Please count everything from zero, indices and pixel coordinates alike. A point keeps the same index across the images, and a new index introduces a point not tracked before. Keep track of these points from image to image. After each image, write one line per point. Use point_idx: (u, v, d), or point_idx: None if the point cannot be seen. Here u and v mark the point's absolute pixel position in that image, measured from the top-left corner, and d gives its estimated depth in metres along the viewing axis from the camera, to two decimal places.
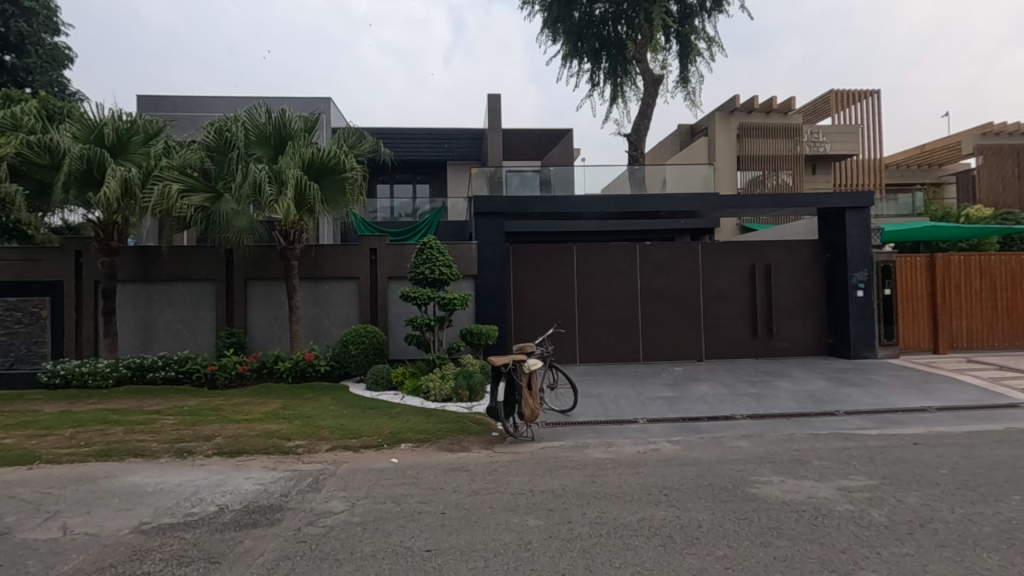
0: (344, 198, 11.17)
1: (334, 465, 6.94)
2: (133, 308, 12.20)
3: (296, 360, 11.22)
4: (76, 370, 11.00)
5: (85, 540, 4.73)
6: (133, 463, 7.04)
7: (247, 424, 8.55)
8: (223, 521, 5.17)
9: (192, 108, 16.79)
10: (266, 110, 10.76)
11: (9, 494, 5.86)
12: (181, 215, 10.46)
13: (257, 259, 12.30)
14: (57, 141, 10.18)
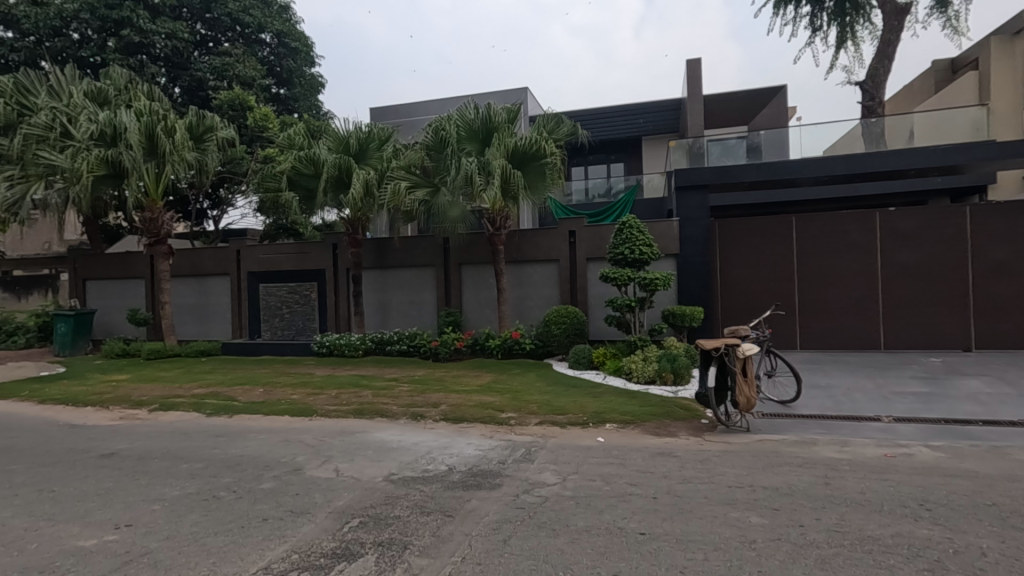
0: (544, 182, 11.60)
1: (543, 439, 7.28)
2: (374, 291, 14.38)
3: (504, 337, 12.06)
4: (336, 342, 13.39)
5: (352, 482, 5.75)
6: (380, 421, 8.32)
7: (466, 394, 9.46)
8: (453, 480, 5.81)
9: (412, 114, 19.00)
10: (474, 106, 11.59)
11: (299, 438, 7.41)
12: (408, 209, 11.92)
13: (469, 245, 13.46)
14: (318, 153, 12.36)
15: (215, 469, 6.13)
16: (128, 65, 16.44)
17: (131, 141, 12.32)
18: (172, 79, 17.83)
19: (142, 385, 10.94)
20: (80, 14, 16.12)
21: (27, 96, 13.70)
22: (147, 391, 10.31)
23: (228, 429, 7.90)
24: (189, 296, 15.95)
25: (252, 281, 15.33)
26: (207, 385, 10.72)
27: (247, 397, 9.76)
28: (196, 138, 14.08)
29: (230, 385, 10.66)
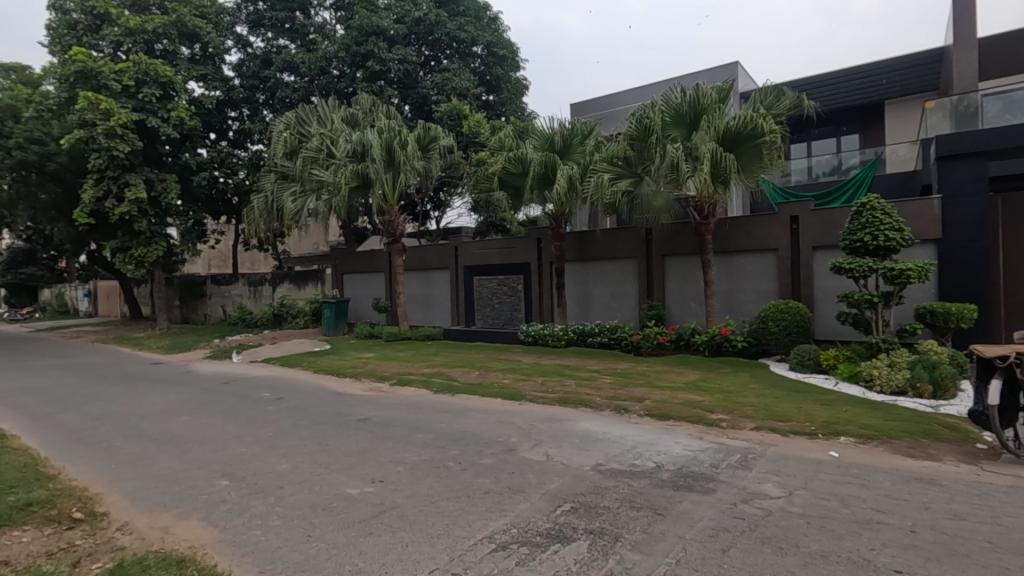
0: (760, 164, 10.63)
1: (761, 446, 6.64)
2: (576, 284, 14.73)
3: (712, 333, 11.33)
4: (540, 332, 14.07)
5: (562, 467, 5.96)
6: (584, 410, 8.48)
7: (671, 391, 9.12)
8: (662, 478, 5.65)
9: (612, 105, 18.94)
10: (681, 89, 10.96)
11: (511, 420, 7.96)
12: (611, 201, 11.86)
13: (673, 236, 12.92)
14: (526, 153, 13.04)
15: (444, 441, 6.93)
16: (372, 91, 19.25)
17: (375, 156, 14.51)
18: (403, 99, 20.51)
19: (385, 362, 12.90)
20: (338, 53, 19.23)
21: (304, 126, 16.97)
22: (388, 368, 12.14)
23: (451, 406, 8.87)
24: (417, 288, 18.29)
25: (467, 274, 16.92)
26: (433, 366, 12.19)
27: (465, 379, 10.84)
28: (423, 148, 16.03)
29: (452, 367, 11.96)
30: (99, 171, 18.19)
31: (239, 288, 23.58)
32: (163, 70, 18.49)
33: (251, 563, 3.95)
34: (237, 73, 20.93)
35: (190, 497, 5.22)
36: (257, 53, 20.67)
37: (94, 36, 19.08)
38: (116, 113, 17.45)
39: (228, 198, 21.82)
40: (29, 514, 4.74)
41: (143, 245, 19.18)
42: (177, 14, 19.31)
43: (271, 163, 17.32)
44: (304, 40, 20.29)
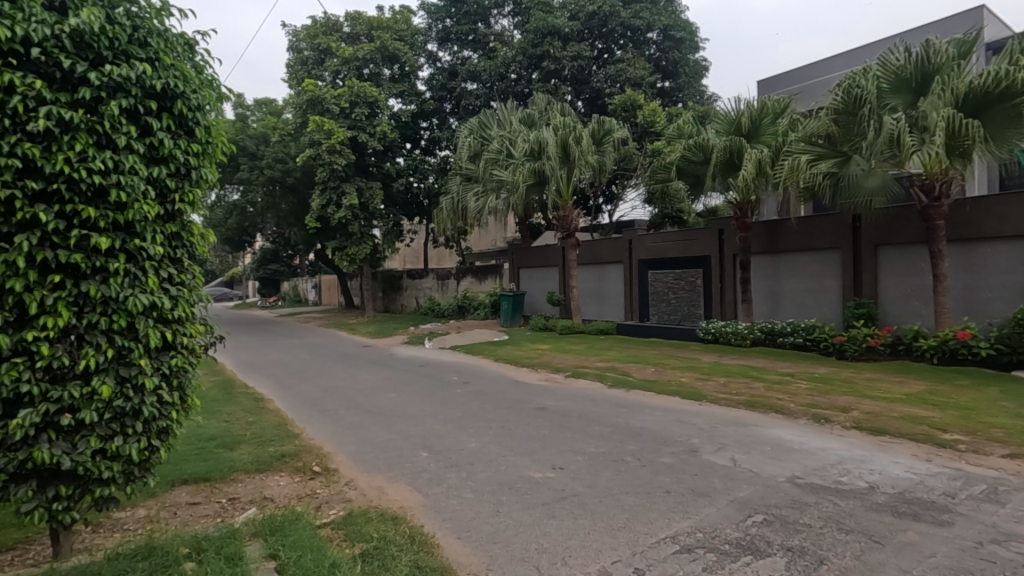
0: (1017, 124, 8.68)
1: (1018, 477, 5.39)
2: (764, 278, 13.46)
3: (944, 337, 9.51)
4: (722, 329, 13.14)
5: (752, 475, 5.52)
6: (776, 417, 7.73)
7: (886, 403, 7.86)
8: (877, 501, 4.91)
9: (809, 78, 16.92)
10: (905, 48, 9.33)
11: (691, 420, 7.59)
12: (809, 185, 10.53)
13: (890, 222, 11.10)
14: (708, 138, 12.33)
15: (621, 435, 6.89)
16: (547, 90, 19.78)
17: (551, 153, 14.94)
18: (577, 95, 20.75)
19: (559, 354, 13.25)
20: (517, 58, 20.03)
21: (485, 130, 18.10)
22: (563, 360, 12.45)
23: (627, 402, 8.77)
24: (590, 282, 18.40)
25: (642, 268, 16.54)
26: (607, 360, 12.18)
27: (641, 374, 10.63)
28: (597, 142, 16.09)
29: (626, 362, 11.82)
30: (324, 183, 21.63)
31: (429, 282, 26.18)
32: (370, 91, 21.32)
33: (450, 528, 4.39)
34: (428, 86, 23.15)
35: (398, 464, 5.97)
36: (445, 67, 22.55)
37: (320, 68, 22.68)
38: (336, 133, 20.60)
39: (421, 200, 24.33)
40: (284, 463, 5.87)
41: (355, 244, 22.32)
42: (381, 40, 22.06)
43: (457, 166, 18.76)
44: (485, 49, 21.62)
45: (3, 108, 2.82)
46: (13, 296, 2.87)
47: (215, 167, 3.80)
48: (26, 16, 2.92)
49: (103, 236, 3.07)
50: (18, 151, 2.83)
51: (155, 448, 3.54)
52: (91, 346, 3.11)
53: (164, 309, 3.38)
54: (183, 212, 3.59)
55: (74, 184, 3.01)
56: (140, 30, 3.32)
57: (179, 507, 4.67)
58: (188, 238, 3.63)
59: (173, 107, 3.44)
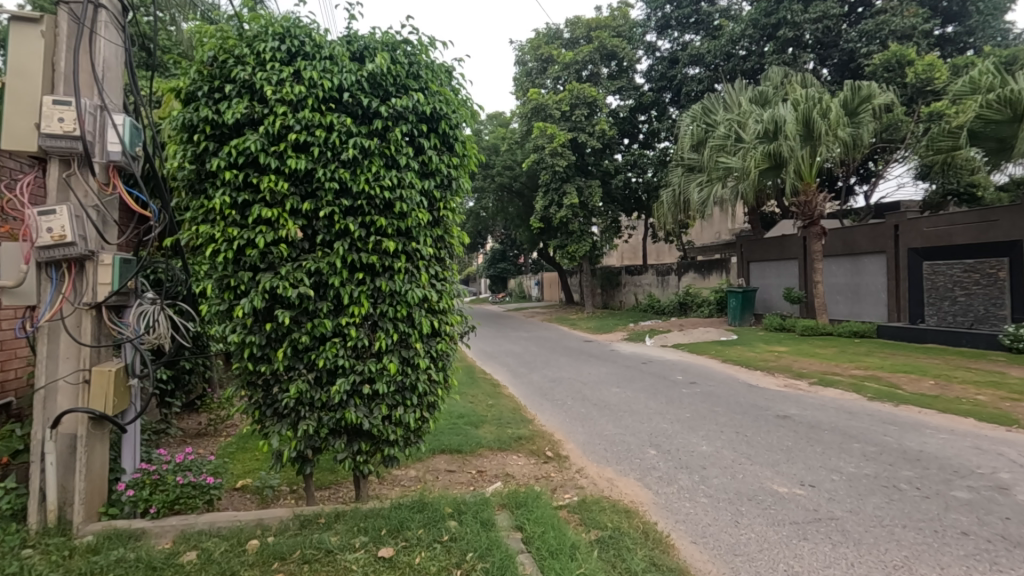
0: None
1: None
2: None
3: None
4: None
5: None
6: None
7: None
8: None
9: None
10: None
11: (997, 450, 5.98)
12: None
13: None
14: (1020, 89, 9.52)
15: (892, 457, 5.79)
16: (784, 61, 17.65)
17: (789, 132, 13.31)
18: (822, 61, 18.15)
19: (801, 358, 11.75)
20: (746, 31, 18.23)
21: (710, 115, 16.93)
22: (807, 365, 11.01)
23: (897, 418, 7.34)
24: (841, 276, 15.83)
25: (914, 258, 13.69)
26: (866, 368, 10.37)
27: (914, 387, 8.79)
28: (850, 113, 13.87)
29: (893, 371, 9.90)
30: (546, 185, 22.85)
31: (648, 278, 25.68)
32: (590, 92, 21.82)
33: (685, 531, 4.24)
34: (647, 79, 22.71)
35: (627, 458, 6.00)
36: (665, 55, 21.73)
37: (542, 77, 24.02)
38: (557, 136, 21.58)
39: (639, 195, 24.00)
40: (521, 445, 6.38)
41: (575, 242, 23.06)
42: (600, 40, 22.39)
43: (678, 157, 17.91)
44: (710, 29, 20.31)
45: (327, 143, 3.63)
46: (333, 290, 3.67)
47: (468, 177, 4.31)
48: (340, 68, 3.71)
49: (390, 240, 3.73)
50: (336, 176, 3.60)
51: (426, 419, 4.18)
52: (383, 331, 3.81)
53: (432, 301, 3.97)
54: (446, 217, 4.15)
55: (371, 200, 3.71)
56: (414, 66, 3.94)
57: (440, 473, 5.43)
58: (449, 240, 4.19)
59: (438, 127, 4.01)
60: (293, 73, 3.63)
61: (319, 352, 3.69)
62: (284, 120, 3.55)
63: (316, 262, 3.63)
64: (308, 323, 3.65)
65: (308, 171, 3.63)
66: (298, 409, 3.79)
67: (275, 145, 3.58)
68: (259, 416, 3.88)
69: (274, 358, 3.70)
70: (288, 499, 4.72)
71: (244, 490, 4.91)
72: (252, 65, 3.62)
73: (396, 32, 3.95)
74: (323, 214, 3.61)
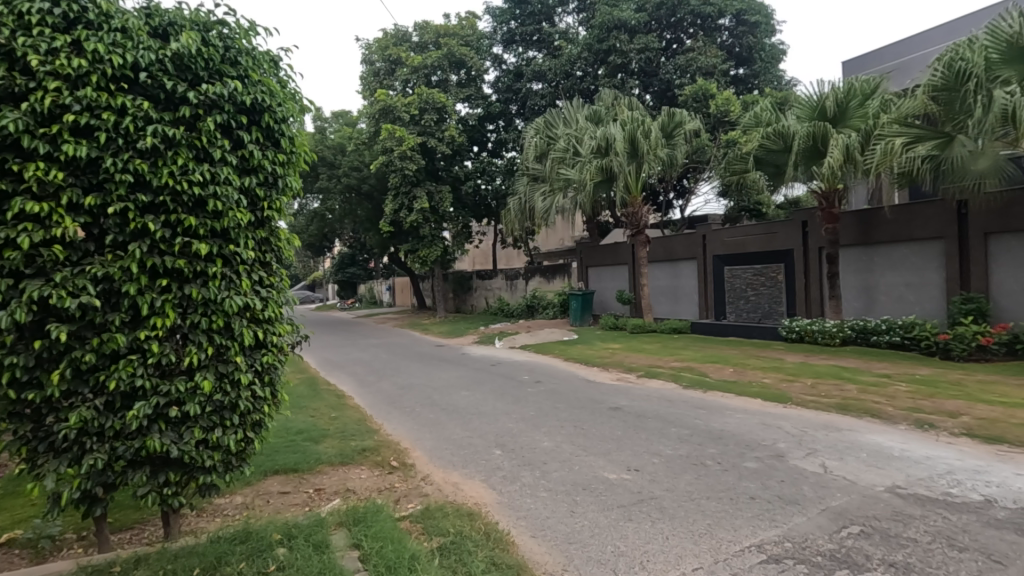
0: None
1: None
2: (855, 272, 12.85)
3: None
4: (808, 328, 12.54)
5: (847, 484, 5.08)
6: (873, 422, 7.07)
7: (1004, 408, 7.07)
8: (997, 517, 4.33)
9: (904, 54, 15.85)
10: (1020, 14, 8.56)
11: (778, 424, 7.16)
12: (907, 169, 9.90)
13: (1006, 208, 10.25)
14: (788, 125, 11.66)
15: (701, 438, 6.64)
16: (614, 85, 19.48)
17: (618, 149, 14.69)
18: (645, 88, 20.31)
19: (632, 354, 12.97)
20: (582, 54, 19.87)
21: (551, 128, 18.02)
22: (636, 360, 12.20)
23: (706, 403, 8.44)
24: (663, 279, 17.88)
25: (717, 264, 15.94)
26: (683, 360, 11.79)
27: (719, 375, 10.20)
28: (667, 135, 15.68)
29: (703, 362, 11.39)
30: (396, 188, 22.39)
31: (498, 282, 26.46)
32: (439, 97, 21.83)
33: (525, 527, 4.40)
34: (494, 89, 23.45)
35: (473, 461, 6.06)
36: (511, 69, 22.70)
37: (390, 78, 23.53)
38: (406, 139, 21.25)
39: (489, 202, 24.59)
40: (365, 457, 6.11)
41: (426, 246, 22.88)
42: (448, 47, 22.52)
43: (524, 167, 18.76)
44: (550, 48, 21.51)
45: (117, 129, 3.12)
46: (128, 299, 3.16)
47: (298, 176, 4.03)
48: (136, 44, 3.22)
49: (202, 242, 3.32)
50: (130, 167, 3.12)
51: (250, 440, 3.80)
52: (194, 344, 3.38)
53: (256, 310, 3.62)
54: (272, 219, 3.83)
55: (178, 196, 3.28)
56: (231, 50, 3.57)
57: (272, 496, 4.98)
58: (276, 243, 3.87)
59: (261, 120, 3.68)
60: (69, 43, 3.06)
61: (109, 373, 3.15)
62: (58, 98, 2.98)
63: (104, 266, 3.09)
64: (95, 339, 3.10)
65: (93, 160, 3.09)
66: (84, 441, 3.19)
67: (45, 127, 2.99)
68: (28, 454, 3.19)
69: (46, 383, 3.06)
70: (74, 549, 3.96)
71: (10, 545, 4.01)
72: (11, 28, 2.97)
73: (208, 11, 3.55)
74: (113, 211, 3.10)
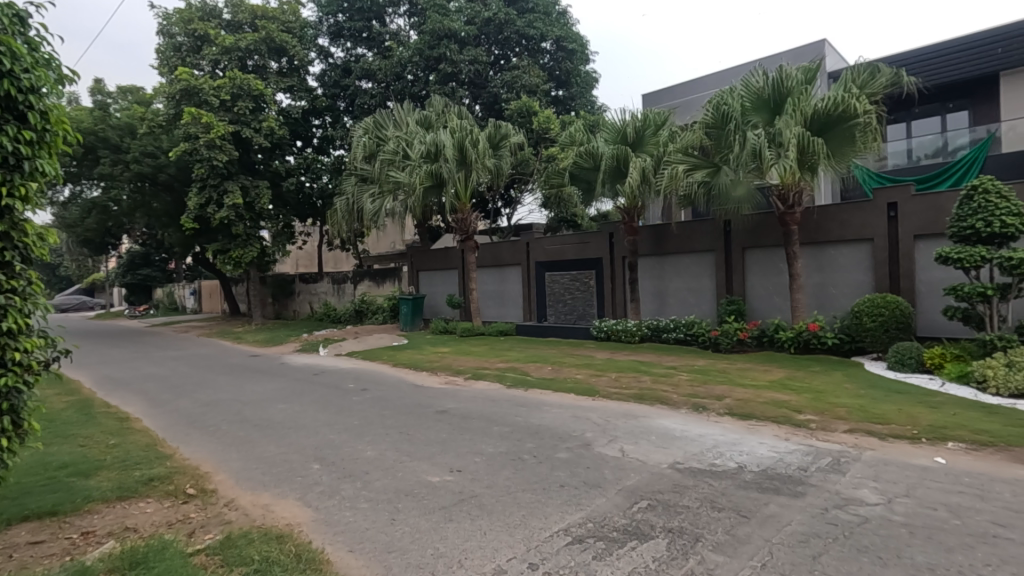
0: (853, 148, 10.36)
1: (856, 449, 6.13)
2: (650, 279, 14.77)
3: (799, 330, 11.15)
4: (614, 327, 14.06)
5: (639, 464, 5.81)
6: (662, 408, 8.18)
7: (755, 390, 8.72)
8: (745, 479, 5.31)
9: (688, 94, 18.68)
10: (763, 72, 10.67)
11: (588, 416, 7.90)
12: (687, 192, 11.70)
13: (756, 228, 12.70)
14: (597, 147, 13.02)
15: (520, 434, 7.02)
16: (444, 92, 19.76)
17: (448, 156, 14.92)
18: (474, 99, 20.92)
19: (460, 357, 13.23)
20: (412, 58, 19.88)
21: (381, 130, 17.64)
22: (464, 362, 12.48)
23: (526, 401, 8.97)
24: (491, 284, 18.61)
25: (539, 269, 17.08)
26: (507, 361, 12.37)
27: (539, 373, 10.91)
28: (494, 146, 16.33)
29: (525, 362, 12.09)
30: (202, 180, 19.91)
31: (323, 286, 25.02)
32: (255, 84, 19.90)
33: (342, 542, 4.21)
34: (320, 83, 22.21)
35: (287, 478, 5.63)
36: (338, 63, 21.79)
37: (195, 56, 20.87)
38: (215, 126, 18.98)
39: (314, 201, 23.14)
40: (151, 488, 5.29)
41: (240, 246, 20.77)
42: (266, 30, 20.69)
43: (351, 166, 18.07)
44: (380, 48, 21.11)
45: None
46: None
47: (55, 159, 3.36)
48: None
49: None
50: None
51: None
52: None
53: None
54: (13, 209, 3.13)
55: None
56: None
57: (16, 549, 4.05)
58: (19, 239, 3.16)
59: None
60: None
61: None
62: None
63: None
64: None
65: None
66: None
67: None
68: None
69: None
70: None
71: None
72: None
73: None
74: None
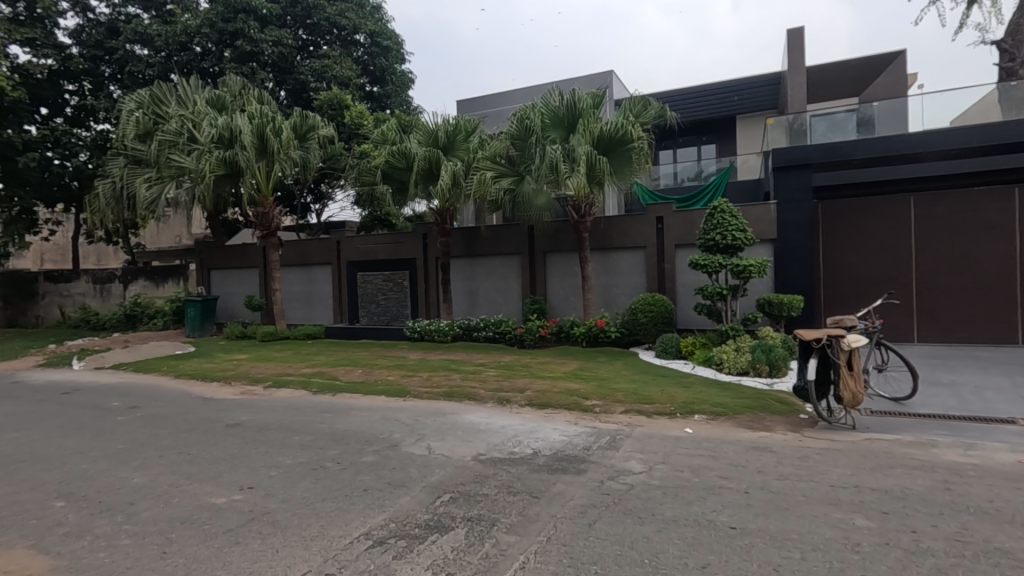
0: (630, 167, 11.93)
1: (629, 427, 7.13)
2: (462, 280, 15.25)
3: (589, 325, 12.53)
4: (427, 327, 14.20)
5: (444, 460, 5.98)
6: (469, 404, 8.52)
7: (552, 381, 9.57)
8: (539, 463, 5.82)
9: (497, 104, 19.71)
10: (559, 93, 11.77)
11: (397, 417, 7.87)
12: (494, 199, 12.38)
13: (555, 233, 13.94)
14: (409, 147, 13.03)
15: (323, 441, 6.70)
16: (242, 73, 17.92)
17: (245, 143, 13.52)
18: (279, 84, 19.26)
19: (260, 364, 12.10)
20: (202, 29, 17.70)
21: (160, 105, 15.27)
22: (263, 370, 11.44)
23: (332, 406, 8.57)
24: (297, 284, 17.35)
25: (350, 269, 16.47)
26: (314, 366, 11.67)
27: (348, 377, 10.51)
28: (300, 137, 15.26)
29: (334, 366, 11.54)
30: None
31: (81, 286, 20.74)
32: None
33: None
34: (76, 41, 18.43)
35: (15, 524, 4.57)
36: (102, 21, 18.40)
37: None
38: None
39: (66, 184, 19.03)
40: None
41: None
42: None
43: (120, 145, 15.33)
44: (161, 12, 18.45)
45: None
46: None
47: None
48: None
49: None
50: None
51: None
52: None
53: None
54: None
55: None
56: None
57: None
58: None
59: None
60: None
61: None
62: None
63: None
64: None
65: None
66: None
67: None
68: None
69: None
70: None
71: None
72: None
73: None
74: None
